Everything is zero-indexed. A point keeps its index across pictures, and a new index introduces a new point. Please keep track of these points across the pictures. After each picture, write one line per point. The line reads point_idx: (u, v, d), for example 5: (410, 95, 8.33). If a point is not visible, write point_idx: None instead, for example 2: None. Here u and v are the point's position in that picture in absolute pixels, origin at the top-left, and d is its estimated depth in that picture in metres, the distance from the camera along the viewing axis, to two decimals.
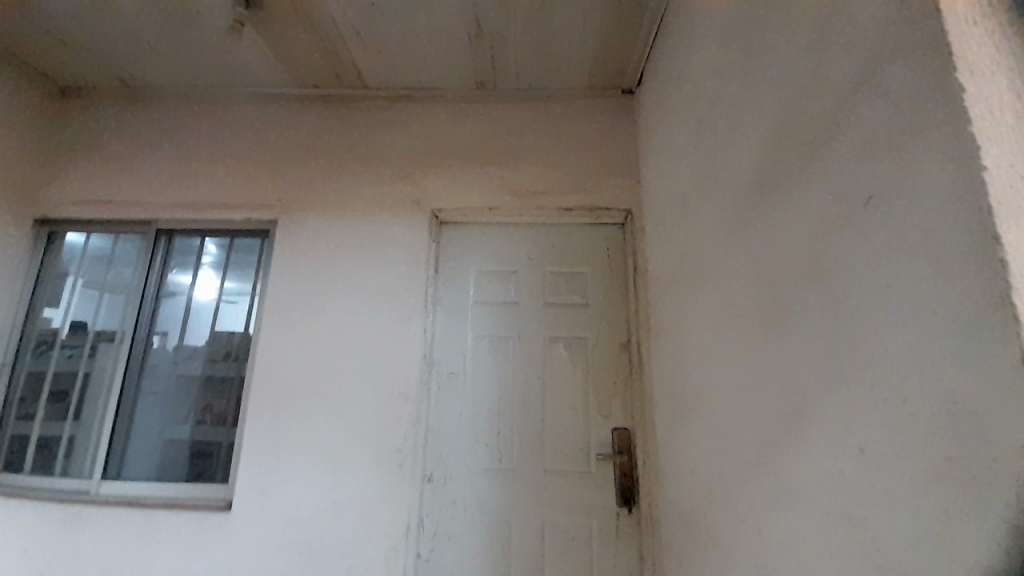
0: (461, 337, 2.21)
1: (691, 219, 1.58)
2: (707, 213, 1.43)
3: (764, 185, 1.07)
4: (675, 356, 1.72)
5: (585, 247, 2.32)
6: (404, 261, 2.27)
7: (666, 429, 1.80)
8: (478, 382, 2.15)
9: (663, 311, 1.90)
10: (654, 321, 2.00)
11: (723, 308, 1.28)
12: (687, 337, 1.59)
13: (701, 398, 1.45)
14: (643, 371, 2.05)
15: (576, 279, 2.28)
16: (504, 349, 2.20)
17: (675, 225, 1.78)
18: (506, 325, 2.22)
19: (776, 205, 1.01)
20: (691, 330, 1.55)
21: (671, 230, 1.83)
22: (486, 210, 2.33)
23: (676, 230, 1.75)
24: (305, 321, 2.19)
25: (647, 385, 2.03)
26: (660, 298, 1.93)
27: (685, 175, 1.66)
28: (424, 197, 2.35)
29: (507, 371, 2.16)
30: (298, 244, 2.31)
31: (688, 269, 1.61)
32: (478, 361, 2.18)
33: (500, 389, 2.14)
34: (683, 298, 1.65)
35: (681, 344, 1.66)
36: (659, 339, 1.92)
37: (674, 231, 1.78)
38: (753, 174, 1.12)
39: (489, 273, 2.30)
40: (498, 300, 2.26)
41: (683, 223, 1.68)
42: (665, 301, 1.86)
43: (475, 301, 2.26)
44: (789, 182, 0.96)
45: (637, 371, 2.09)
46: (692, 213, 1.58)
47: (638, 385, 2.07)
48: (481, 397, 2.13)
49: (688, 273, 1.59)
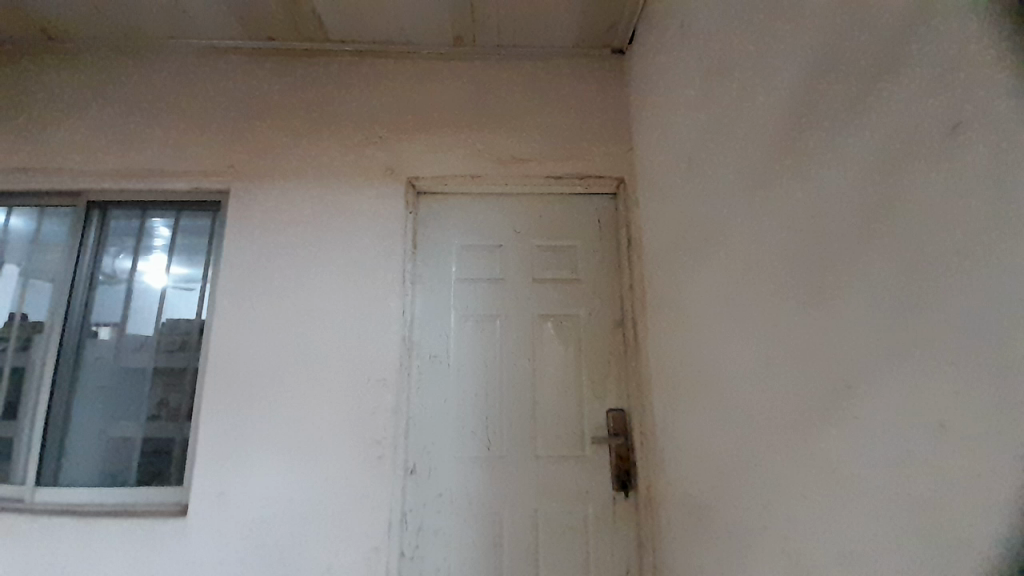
0: (444, 317, 2.03)
1: (700, 181, 1.44)
2: (721, 172, 1.29)
3: (806, 134, 0.95)
4: (676, 333, 1.61)
5: (575, 218, 2.16)
6: (378, 234, 2.05)
7: (666, 409, 1.70)
8: (463, 367, 1.98)
9: (661, 285, 1.78)
10: (652, 296, 1.88)
11: (742, 275, 1.15)
12: (694, 311, 1.47)
13: (707, 375, 1.34)
14: (640, 349, 1.94)
15: (566, 253, 2.12)
16: (491, 329, 2.03)
17: (677, 192, 1.64)
18: (493, 304, 2.06)
19: (822, 156, 0.90)
20: (697, 303, 1.42)
21: (672, 197, 1.69)
22: (468, 177, 2.13)
23: (679, 196, 1.62)
24: (266, 303, 1.95)
25: (644, 363, 1.92)
26: (659, 270, 1.81)
27: (692, 135, 1.53)
28: (399, 164, 2.13)
29: (495, 353, 2.01)
30: (255, 217, 2.05)
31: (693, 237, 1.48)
32: (463, 343, 2.01)
33: (488, 373, 1.98)
34: (687, 269, 1.52)
35: (685, 318, 1.54)
36: (658, 316, 1.81)
37: (676, 198, 1.65)
38: (789, 123, 1.00)
39: (473, 248, 2.12)
40: (484, 278, 2.09)
41: (688, 188, 1.54)
42: (665, 274, 1.74)
43: (458, 278, 2.08)
44: (844, 127, 0.85)
45: (633, 349, 1.97)
46: (700, 174, 1.44)
47: (634, 364, 1.96)
48: (467, 382, 1.97)
49: (692, 240, 1.45)
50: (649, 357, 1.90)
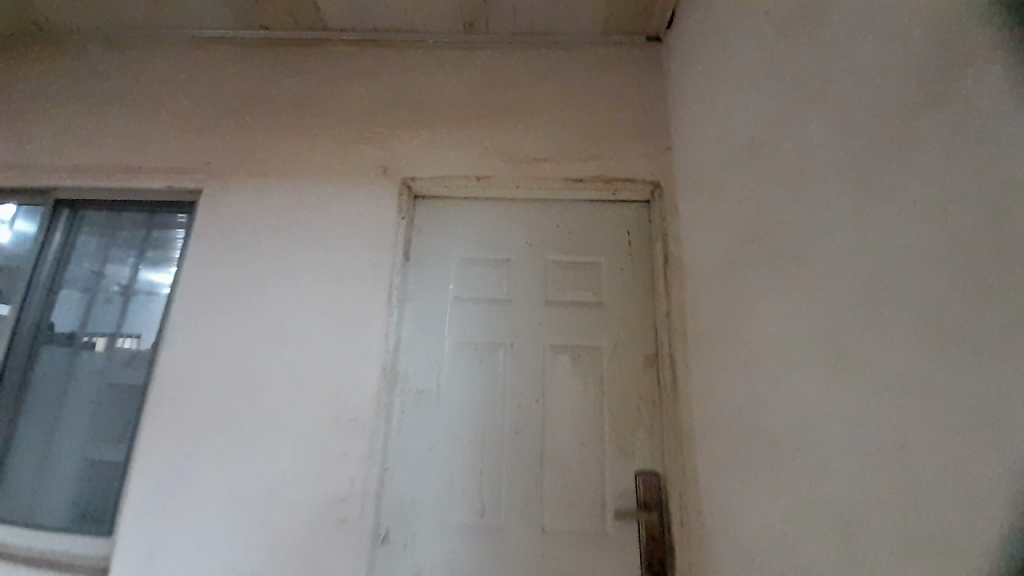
0: (435, 344, 1.68)
1: (782, 176, 1.06)
2: (829, 158, 0.91)
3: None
4: (749, 379, 1.20)
5: (600, 230, 1.80)
6: (364, 243, 1.74)
7: (729, 485, 1.27)
8: (456, 407, 1.61)
9: (716, 314, 1.37)
10: (700, 329, 1.46)
11: (891, 307, 0.75)
12: (782, 351, 1.06)
13: (814, 449, 0.93)
14: (681, 396, 1.52)
15: (589, 272, 1.75)
16: (492, 362, 1.66)
17: (740, 194, 1.26)
18: (497, 331, 1.69)
19: None
20: (792, 344, 1.02)
21: (731, 202, 1.31)
22: (474, 179, 1.82)
23: (745, 199, 1.23)
24: (230, 320, 1.66)
25: (687, 415, 1.49)
26: (713, 296, 1.40)
27: (766, 116, 1.15)
28: (396, 163, 1.84)
29: (495, 391, 1.63)
30: (230, 220, 1.79)
31: (778, 250, 1.09)
32: (458, 378, 1.64)
33: (486, 416, 1.60)
34: (767, 296, 1.12)
35: (762, 361, 1.12)
36: (711, 355, 1.39)
37: (739, 202, 1.27)
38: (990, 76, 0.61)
39: (475, 262, 1.78)
40: (486, 298, 1.73)
41: (761, 185, 1.16)
42: (725, 302, 1.34)
43: (455, 298, 1.74)
44: None
45: (671, 395, 1.54)
46: (786, 165, 1.06)
47: (672, 415, 1.53)
48: (460, 426, 1.59)
49: (780, 258, 1.07)
50: (694, 407, 1.47)
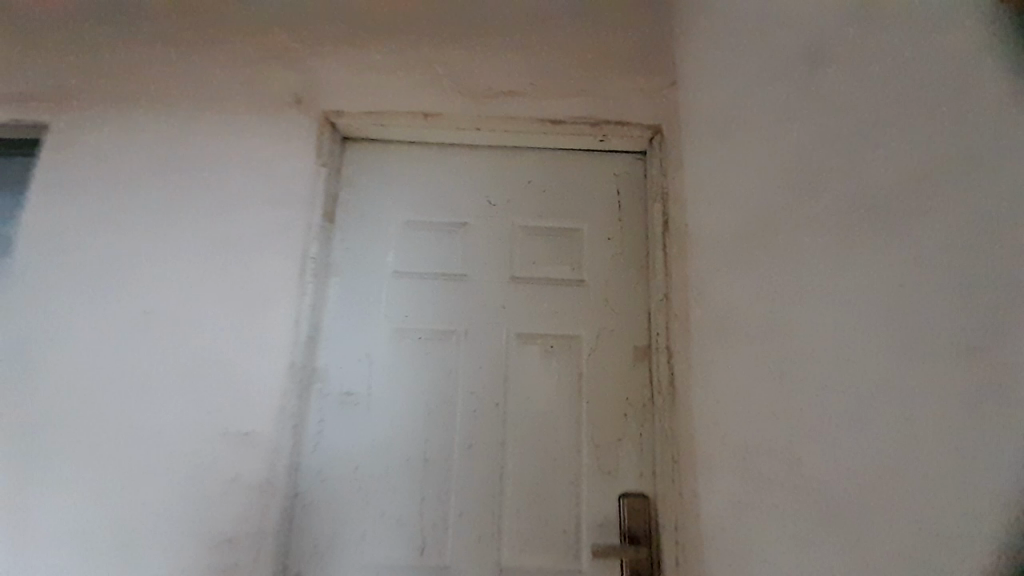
0: (366, 332, 1.30)
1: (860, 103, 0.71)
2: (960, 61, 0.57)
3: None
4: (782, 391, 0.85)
5: (582, 189, 1.41)
6: (274, 200, 1.33)
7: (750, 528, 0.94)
8: (391, 413, 1.25)
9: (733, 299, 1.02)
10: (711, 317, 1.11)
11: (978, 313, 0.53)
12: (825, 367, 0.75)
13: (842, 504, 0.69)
14: (679, 403, 1.17)
15: (566, 241, 1.37)
16: (439, 356, 1.29)
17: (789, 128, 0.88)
18: (446, 314, 1.31)
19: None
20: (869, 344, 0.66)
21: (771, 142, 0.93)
22: (418, 116, 1.38)
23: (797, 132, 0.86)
24: (86, 300, 1.25)
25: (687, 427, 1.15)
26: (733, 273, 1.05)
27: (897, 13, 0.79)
28: (317, 95, 1.40)
29: (443, 393, 1.26)
30: (93, 167, 1.35)
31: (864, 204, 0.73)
32: (394, 375, 1.27)
33: (429, 426, 1.24)
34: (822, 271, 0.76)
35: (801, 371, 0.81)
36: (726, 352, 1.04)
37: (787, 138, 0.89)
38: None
39: (418, 227, 1.39)
40: (433, 274, 1.35)
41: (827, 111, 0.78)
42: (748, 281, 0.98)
43: (392, 273, 1.35)
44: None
45: (668, 400, 1.19)
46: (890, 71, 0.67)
47: (668, 426, 1.18)
48: (394, 438, 1.23)
49: (862, 211, 0.69)
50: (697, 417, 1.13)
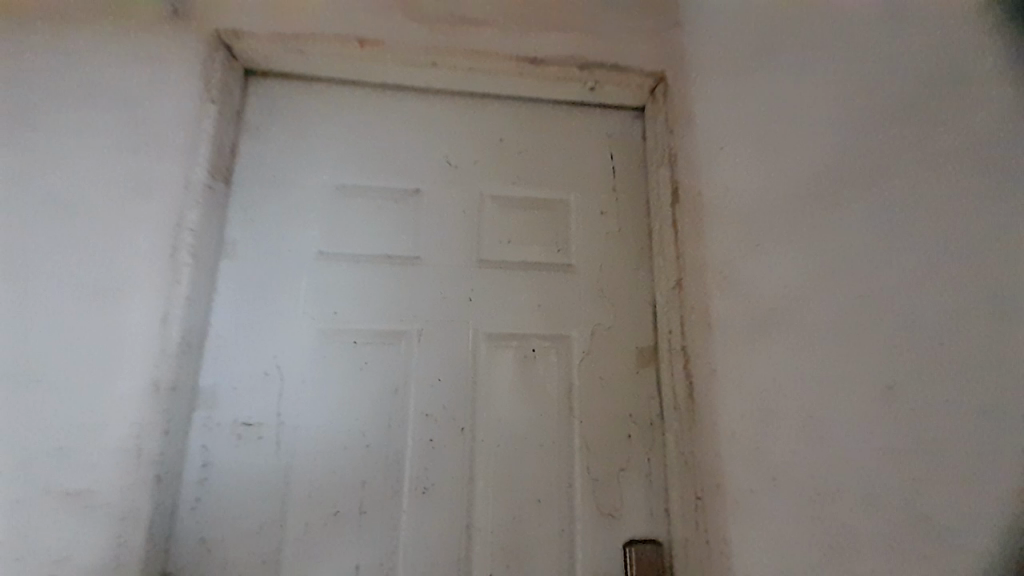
0: (277, 335, 0.93)
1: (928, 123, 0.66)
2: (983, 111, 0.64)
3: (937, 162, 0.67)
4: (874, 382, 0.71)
5: (568, 150, 1.12)
6: (135, 151, 0.93)
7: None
8: (313, 451, 0.88)
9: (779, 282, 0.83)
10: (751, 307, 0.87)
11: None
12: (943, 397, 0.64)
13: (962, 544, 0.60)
14: (701, 421, 0.90)
15: (550, 216, 1.07)
16: (383, 367, 0.94)
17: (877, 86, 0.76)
18: (392, 310, 0.97)
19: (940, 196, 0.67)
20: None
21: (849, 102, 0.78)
22: (349, 44, 1.02)
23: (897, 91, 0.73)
24: None
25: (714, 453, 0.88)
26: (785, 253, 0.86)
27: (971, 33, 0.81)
28: (203, 9, 1.00)
29: (387, 419, 0.92)
30: None
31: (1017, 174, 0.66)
32: (318, 396, 0.91)
33: (369, 465, 0.89)
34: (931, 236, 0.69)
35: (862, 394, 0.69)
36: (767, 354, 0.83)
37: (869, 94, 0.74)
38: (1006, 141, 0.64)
39: (355, 195, 1.03)
40: (374, 257, 1.00)
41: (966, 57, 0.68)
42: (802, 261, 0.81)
43: (317, 255, 0.98)
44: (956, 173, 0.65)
45: (687, 418, 0.92)
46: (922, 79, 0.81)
47: (687, 452, 0.91)
48: (318, 485, 0.87)
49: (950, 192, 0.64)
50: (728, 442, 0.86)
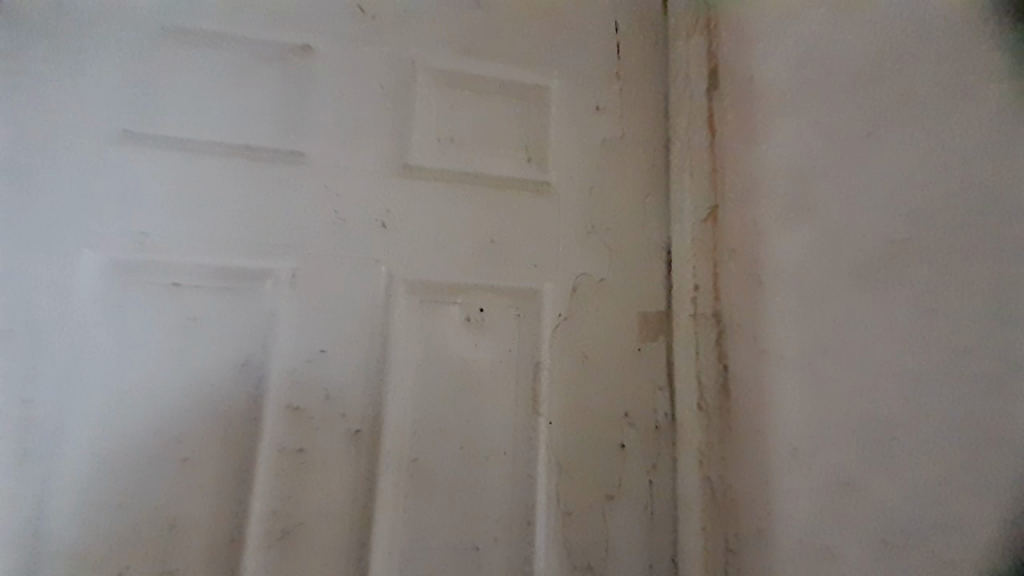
0: (33, 270, 0.53)
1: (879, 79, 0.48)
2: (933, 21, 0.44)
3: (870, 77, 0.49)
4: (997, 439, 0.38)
5: (551, 8, 0.72)
6: None
7: None
8: (93, 469, 0.51)
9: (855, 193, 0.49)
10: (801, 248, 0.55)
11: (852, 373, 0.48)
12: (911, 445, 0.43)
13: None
14: (737, 429, 0.58)
15: (518, 107, 0.69)
16: (224, 329, 0.55)
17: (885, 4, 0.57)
18: (248, 234, 0.57)
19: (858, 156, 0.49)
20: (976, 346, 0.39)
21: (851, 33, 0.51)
22: None
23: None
24: None
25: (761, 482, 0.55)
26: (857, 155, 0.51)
27: None
28: None
29: (225, 417, 0.54)
30: None
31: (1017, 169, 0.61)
32: (107, 375, 0.53)
33: (192, 491, 0.53)
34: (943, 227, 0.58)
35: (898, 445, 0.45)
36: (827, 309, 0.51)
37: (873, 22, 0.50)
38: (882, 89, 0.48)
39: (188, 41, 0.60)
40: (220, 144, 0.58)
41: None
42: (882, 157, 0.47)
43: (114, 132, 0.56)
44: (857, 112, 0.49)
45: (715, 424, 0.60)
46: None
47: (714, 476, 0.59)
48: (100, 524, 0.51)
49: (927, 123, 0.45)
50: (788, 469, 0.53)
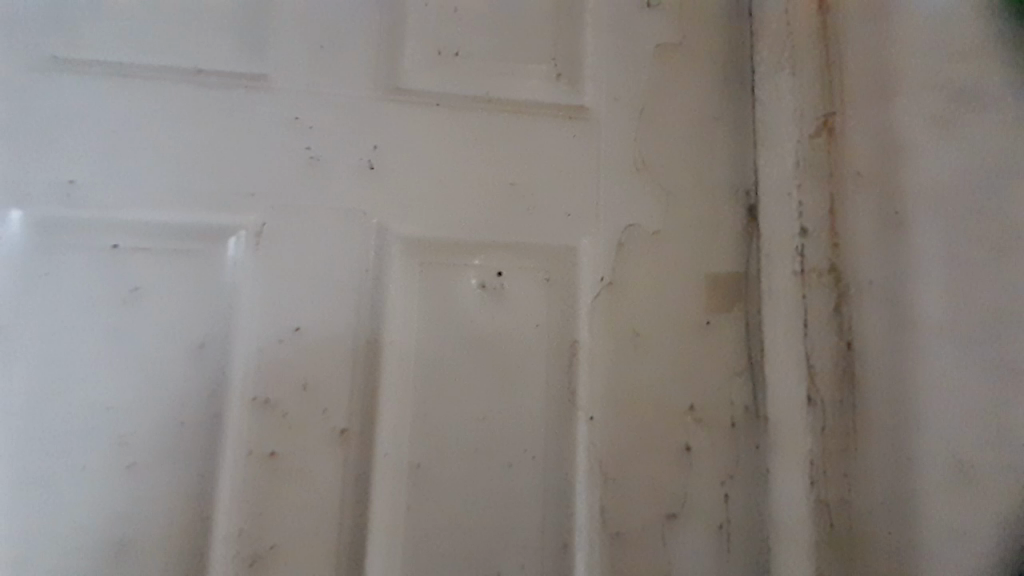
0: None
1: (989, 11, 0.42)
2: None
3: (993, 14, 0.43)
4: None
5: None
6: None
7: None
8: (6, 482, 0.40)
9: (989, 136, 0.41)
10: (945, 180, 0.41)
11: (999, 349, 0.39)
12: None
13: None
14: (867, 429, 0.43)
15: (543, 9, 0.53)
16: (175, 301, 0.43)
17: None
18: (201, 183, 0.45)
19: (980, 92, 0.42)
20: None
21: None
22: None
23: None
24: None
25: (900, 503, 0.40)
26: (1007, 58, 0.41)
27: None
28: None
29: (181, 412, 0.42)
30: None
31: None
32: (25, 362, 0.41)
33: (137, 508, 0.41)
34: None
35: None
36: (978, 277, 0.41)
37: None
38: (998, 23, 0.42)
39: None
40: (167, 70, 0.46)
41: None
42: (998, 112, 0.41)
43: (39, 57, 0.45)
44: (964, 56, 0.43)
45: (833, 425, 0.44)
46: None
47: (832, 496, 0.44)
48: (16, 555, 0.40)
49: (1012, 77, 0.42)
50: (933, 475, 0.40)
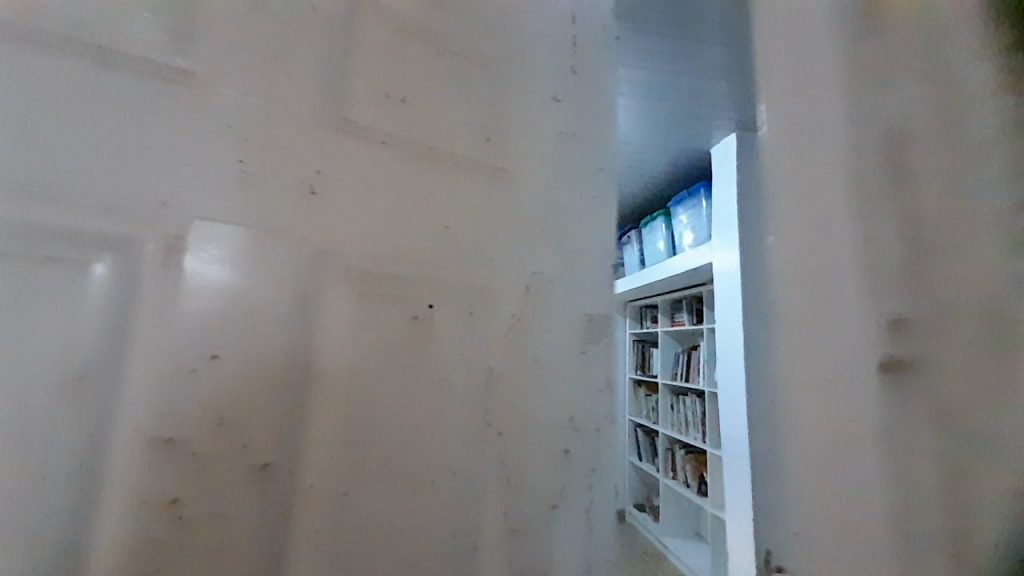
0: None
1: None
2: None
3: None
4: None
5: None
6: None
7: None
8: None
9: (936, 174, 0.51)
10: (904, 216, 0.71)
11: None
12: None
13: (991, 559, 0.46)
14: None
15: (478, 80, 0.62)
16: (46, 320, 0.35)
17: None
18: (87, 180, 0.37)
19: None
20: None
21: None
22: None
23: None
24: None
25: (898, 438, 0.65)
26: None
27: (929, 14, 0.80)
28: None
29: (42, 460, 0.34)
30: None
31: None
32: None
33: None
34: None
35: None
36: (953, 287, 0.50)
37: None
38: None
39: None
40: (58, 37, 0.38)
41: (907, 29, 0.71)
42: None
43: None
44: None
45: None
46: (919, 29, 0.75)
47: None
48: None
49: None
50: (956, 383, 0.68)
